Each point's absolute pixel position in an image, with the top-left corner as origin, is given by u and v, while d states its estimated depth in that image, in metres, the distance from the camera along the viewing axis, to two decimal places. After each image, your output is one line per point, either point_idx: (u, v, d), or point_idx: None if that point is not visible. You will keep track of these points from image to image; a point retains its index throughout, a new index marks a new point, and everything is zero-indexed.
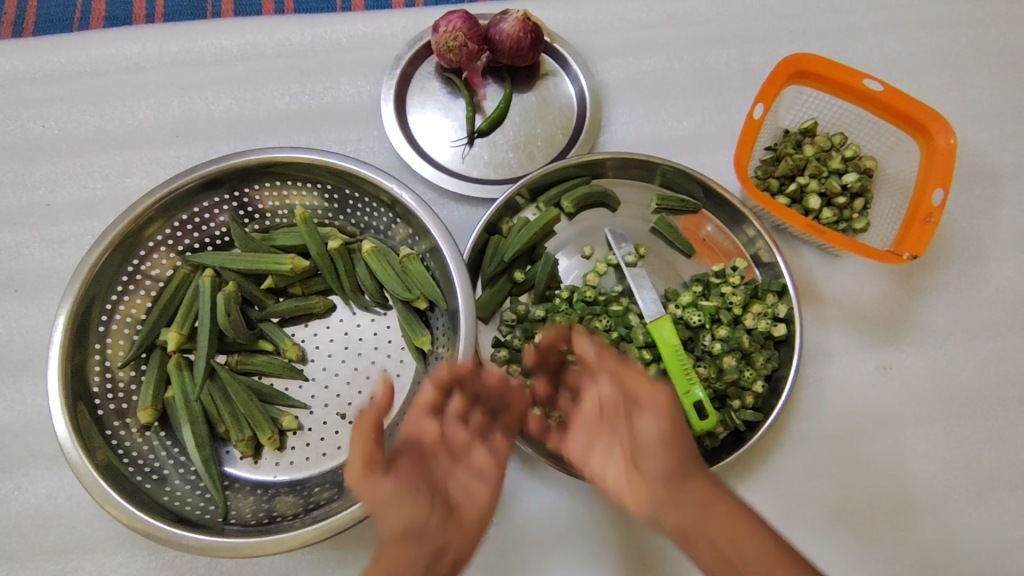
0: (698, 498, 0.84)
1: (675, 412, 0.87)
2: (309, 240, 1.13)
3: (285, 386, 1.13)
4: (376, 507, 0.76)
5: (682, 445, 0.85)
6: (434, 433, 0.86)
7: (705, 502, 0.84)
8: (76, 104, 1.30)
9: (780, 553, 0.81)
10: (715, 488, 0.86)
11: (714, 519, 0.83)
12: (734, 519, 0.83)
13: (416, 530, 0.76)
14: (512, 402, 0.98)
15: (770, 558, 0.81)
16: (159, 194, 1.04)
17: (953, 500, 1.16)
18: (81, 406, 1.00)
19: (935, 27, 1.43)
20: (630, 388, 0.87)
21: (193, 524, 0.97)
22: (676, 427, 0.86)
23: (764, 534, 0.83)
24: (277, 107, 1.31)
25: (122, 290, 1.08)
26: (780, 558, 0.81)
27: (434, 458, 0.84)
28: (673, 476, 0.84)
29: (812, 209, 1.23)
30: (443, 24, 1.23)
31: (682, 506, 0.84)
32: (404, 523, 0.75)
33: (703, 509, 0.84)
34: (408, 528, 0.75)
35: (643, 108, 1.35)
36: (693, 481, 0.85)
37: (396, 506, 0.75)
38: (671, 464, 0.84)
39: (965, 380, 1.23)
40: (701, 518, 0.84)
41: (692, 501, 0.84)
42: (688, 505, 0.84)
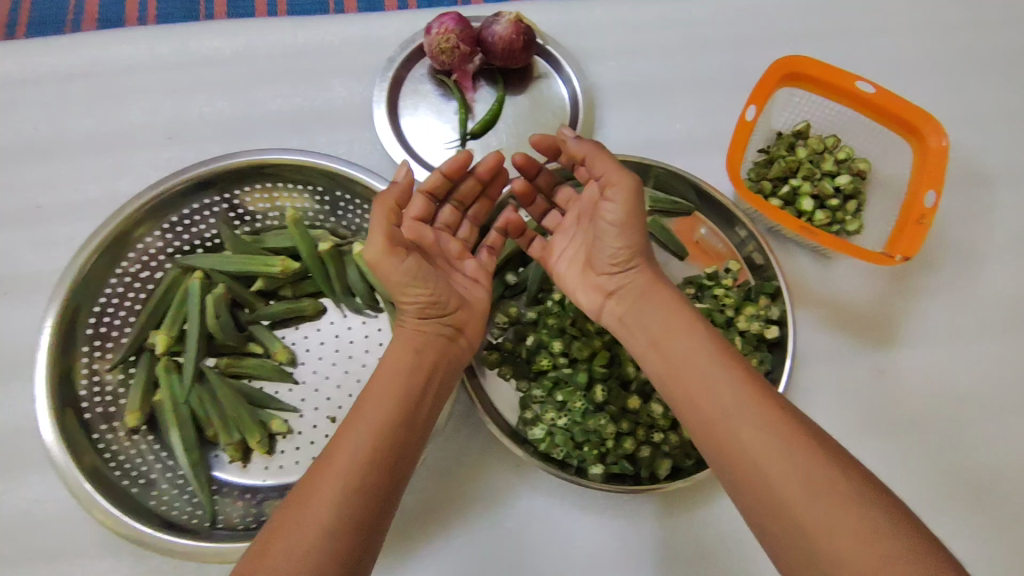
0: (676, 353, 0.92)
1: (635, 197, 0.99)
2: (300, 241, 1.12)
3: (275, 390, 1.12)
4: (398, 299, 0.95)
5: (650, 279, 0.99)
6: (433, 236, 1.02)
7: (686, 355, 0.90)
8: (67, 106, 1.30)
9: (758, 394, 0.84)
10: (695, 333, 0.92)
11: (691, 351, 0.90)
12: (711, 356, 0.89)
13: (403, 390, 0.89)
14: (494, 187, 1.12)
15: (759, 408, 0.82)
16: (148, 197, 1.04)
17: (949, 503, 1.16)
18: (68, 410, 0.99)
19: (928, 30, 1.43)
20: (596, 171, 0.98)
21: (179, 529, 0.97)
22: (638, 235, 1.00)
23: (749, 386, 0.85)
24: (269, 109, 1.31)
25: (110, 292, 1.07)
26: (773, 417, 0.81)
27: (436, 256, 1.01)
28: (649, 294, 0.98)
29: (806, 211, 1.22)
30: (435, 26, 1.22)
31: (654, 328, 0.95)
32: (418, 308, 0.94)
33: (689, 371, 0.89)
34: (418, 319, 0.94)
35: (636, 110, 1.35)
36: (674, 333, 0.93)
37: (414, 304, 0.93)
38: (649, 322, 0.96)
39: (959, 382, 1.22)
40: (687, 364, 0.90)
41: (648, 299, 0.98)
42: (651, 319, 0.96)
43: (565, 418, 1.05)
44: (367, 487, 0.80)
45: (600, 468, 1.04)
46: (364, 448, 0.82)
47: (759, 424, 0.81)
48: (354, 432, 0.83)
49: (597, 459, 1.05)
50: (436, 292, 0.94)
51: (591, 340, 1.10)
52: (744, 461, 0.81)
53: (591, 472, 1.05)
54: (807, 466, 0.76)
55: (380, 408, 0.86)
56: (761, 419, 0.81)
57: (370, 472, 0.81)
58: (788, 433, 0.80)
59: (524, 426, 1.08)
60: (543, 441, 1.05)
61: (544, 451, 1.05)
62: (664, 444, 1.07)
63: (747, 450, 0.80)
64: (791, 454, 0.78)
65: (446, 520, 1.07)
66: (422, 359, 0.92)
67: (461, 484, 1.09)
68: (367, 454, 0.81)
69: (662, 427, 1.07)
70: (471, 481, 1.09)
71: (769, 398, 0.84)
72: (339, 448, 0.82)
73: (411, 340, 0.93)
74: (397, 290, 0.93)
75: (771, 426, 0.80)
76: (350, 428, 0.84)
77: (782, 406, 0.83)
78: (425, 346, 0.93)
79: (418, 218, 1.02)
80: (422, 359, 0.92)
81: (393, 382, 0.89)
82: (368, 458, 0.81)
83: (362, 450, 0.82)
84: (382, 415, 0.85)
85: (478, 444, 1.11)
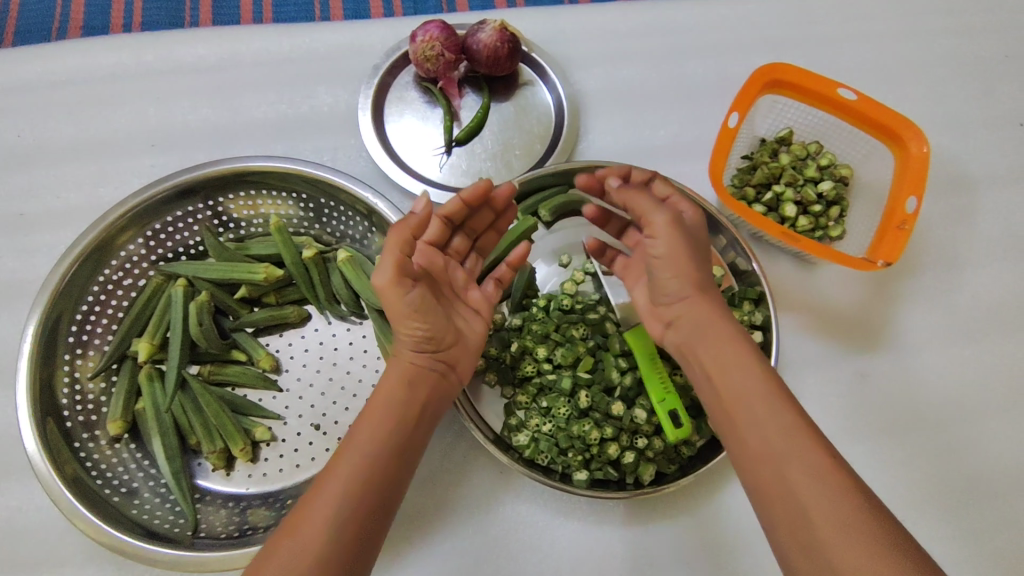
0: (732, 385, 0.86)
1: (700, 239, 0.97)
2: (283, 248, 1.13)
3: (258, 397, 1.12)
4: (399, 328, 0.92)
5: (714, 311, 0.92)
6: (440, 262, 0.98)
7: (745, 389, 0.85)
8: (51, 113, 1.29)
9: (808, 435, 0.80)
10: (756, 367, 0.87)
11: (751, 387, 0.85)
12: (768, 393, 0.84)
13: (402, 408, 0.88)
14: (502, 222, 1.13)
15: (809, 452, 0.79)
16: (130, 204, 1.03)
17: (931, 507, 1.16)
18: (49, 420, 0.99)
19: (909, 38, 1.44)
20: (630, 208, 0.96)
21: (161, 538, 0.97)
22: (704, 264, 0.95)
23: (801, 427, 0.81)
24: (254, 116, 1.31)
25: (93, 300, 1.07)
26: (827, 465, 0.78)
27: (445, 285, 0.98)
28: (713, 329, 0.91)
29: (788, 217, 1.23)
30: (420, 33, 1.23)
31: (716, 356, 0.89)
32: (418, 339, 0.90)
33: (744, 408, 0.84)
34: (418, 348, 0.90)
35: (620, 117, 1.36)
36: (733, 367, 0.87)
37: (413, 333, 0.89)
38: (708, 350, 0.90)
39: (941, 387, 1.23)
40: (743, 403, 0.85)
41: (716, 335, 0.90)
42: (709, 347, 0.90)
43: (549, 424, 1.07)
44: (370, 503, 0.81)
45: (584, 474, 1.04)
46: (364, 465, 0.83)
47: (812, 470, 0.77)
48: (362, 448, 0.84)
49: (581, 466, 1.06)
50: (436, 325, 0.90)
51: (574, 346, 1.10)
52: (793, 507, 0.77)
53: (576, 478, 1.05)
54: (853, 526, 0.73)
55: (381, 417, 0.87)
56: (815, 467, 0.77)
57: (370, 484, 0.82)
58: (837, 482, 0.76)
59: (510, 432, 1.09)
60: (528, 447, 1.06)
61: (529, 457, 1.07)
62: (648, 450, 1.07)
63: (797, 499, 0.76)
64: (840, 507, 0.74)
65: (431, 527, 1.07)
66: (417, 391, 0.90)
67: (446, 491, 1.09)
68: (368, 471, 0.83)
69: (646, 433, 1.07)
70: (455, 488, 1.09)
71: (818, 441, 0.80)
72: (342, 465, 0.83)
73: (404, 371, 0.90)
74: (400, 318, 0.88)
75: (824, 477, 0.76)
76: (354, 442, 0.85)
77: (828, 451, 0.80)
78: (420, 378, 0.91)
79: (430, 243, 1.00)
80: (415, 392, 0.90)
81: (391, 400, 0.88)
82: (369, 469, 0.83)
83: (364, 466, 0.83)
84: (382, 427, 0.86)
85: (462, 451, 1.11)
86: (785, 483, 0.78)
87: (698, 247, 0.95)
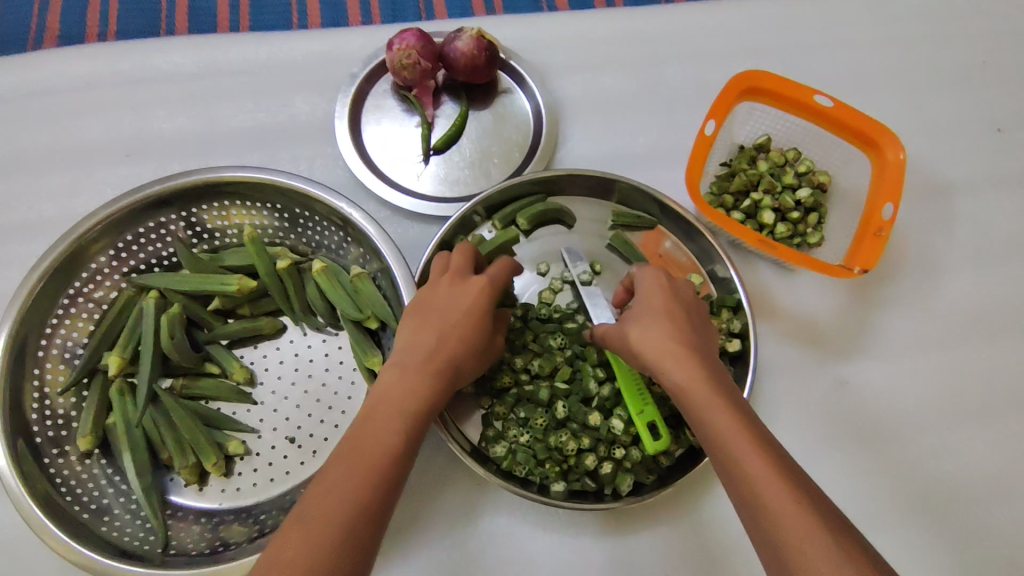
0: (702, 430, 0.79)
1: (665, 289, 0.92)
2: (257, 260, 1.11)
3: (233, 411, 1.11)
4: (467, 338, 0.89)
5: (680, 350, 0.84)
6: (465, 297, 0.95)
7: (713, 434, 0.77)
8: (24, 123, 1.28)
9: (781, 478, 0.72)
10: (721, 406, 0.78)
11: (718, 432, 0.77)
12: (733, 436, 0.76)
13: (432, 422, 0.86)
14: None
15: (777, 499, 0.71)
16: (102, 215, 1.02)
17: (911, 514, 1.16)
18: (20, 442, 0.97)
19: (887, 44, 1.45)
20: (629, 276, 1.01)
21: (131, 556, 0.95)
22: (673, 314, 0.89)
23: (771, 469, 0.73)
24: (230, 125, 1.30)
25: (63, 313, 1.05)
26: (797, 512, 0.70)
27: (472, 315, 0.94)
28: (676, 374, 0.82)
29: (766, 224, 1.22)
30: (397, 41, 1.22)
31: (682, 404, 0.81)
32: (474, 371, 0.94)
33: (717, 457, 0.77)
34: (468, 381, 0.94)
35: (599, 124, 1.35)
36: (698, 412, 0.79)
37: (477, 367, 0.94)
38: (675, 399, 0.83)
39: (921, 393, 1.23)
40: (714, 451, 0.78)
41: (676, 384, 0.81)
42: (673, 394, 0.83)
43: (527, 435, 1.06)
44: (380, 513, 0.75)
45: (561, 485, 1.05)
46: (394, 475, 0.77)
47: (778, 521, 0.70)
48: (383, 453, 0.77)
49: (559, 477, 1.05)
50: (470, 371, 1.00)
51: (552, 356, 1.10)
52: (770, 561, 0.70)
53: (554, 490, 1.05)
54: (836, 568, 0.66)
55: (417, 425, 0.82)
56: (784, 519, 0.70)
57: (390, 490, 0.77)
58: (811, 531, 0.68)
59: (487, 443, 1.07)
60: (505, 459, 1.05)
61: (506, 468, 1.05)
62: (625, 460, 1.07)
63: (772, 555, 0.70)
64: (813, 563, 0.67)
65: (407, 541, 1.06)
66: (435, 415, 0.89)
67: (423, 503, 1.08)
68: (390, 482, 0.76)
69: (623, 443, 1.07)
70: (432, 501, 1.08)
71: (794, 484, 0.72)
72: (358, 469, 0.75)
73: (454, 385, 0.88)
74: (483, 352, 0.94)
75: (792, 530, 0.69)
76: (376, 443, 0.78)
77: (806, 495, 0.71)
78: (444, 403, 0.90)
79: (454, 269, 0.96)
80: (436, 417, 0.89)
81: (432, 407, 0.84)
82: (394, 480, 0.77)
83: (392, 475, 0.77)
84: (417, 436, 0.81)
85: (439, 463, 1.09)
86: (760, 539, 0.71)
87: (658, 303, 0.90)
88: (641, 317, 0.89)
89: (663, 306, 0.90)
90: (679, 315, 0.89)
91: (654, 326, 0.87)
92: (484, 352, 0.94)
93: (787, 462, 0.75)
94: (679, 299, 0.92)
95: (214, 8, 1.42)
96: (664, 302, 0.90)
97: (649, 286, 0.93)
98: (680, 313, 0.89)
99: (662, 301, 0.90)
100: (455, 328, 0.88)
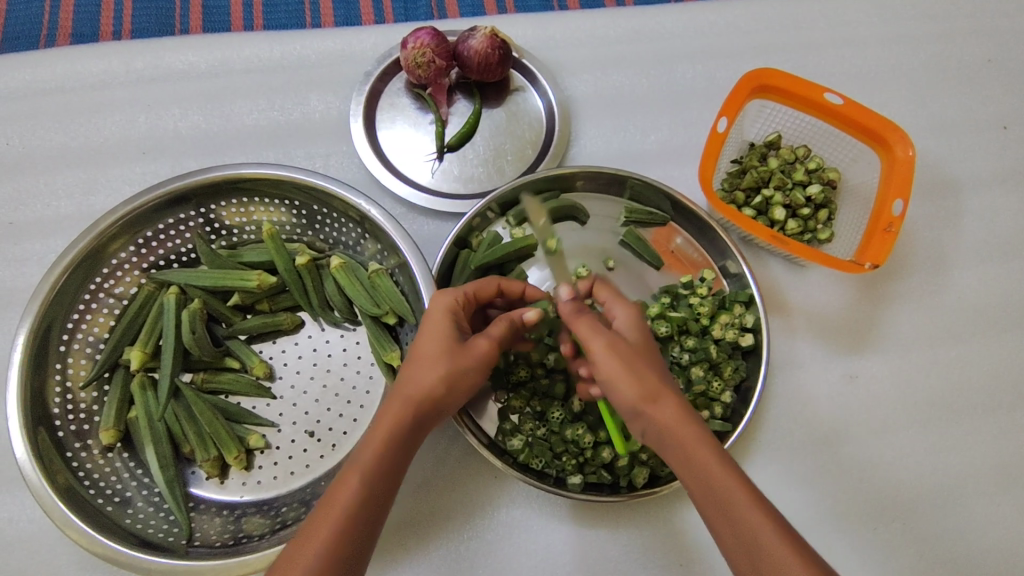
0: (700, 482, 0.78)
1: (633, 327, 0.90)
2: (276, 255, 1.12)
3: (252, 405, 1.12)
4: (424, 357, 0.86)
5: (677, 402, 0.82)
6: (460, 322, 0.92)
7: (714, 485, 0.77)
8: (41, 121, 1.29)
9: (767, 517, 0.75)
10: (721, 458, 0.79)
11: (720, 483, 0.77)
12: (736, 490, 0.76)
13: (406, 445, 0.83)
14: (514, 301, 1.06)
15: (780, 554, 0.73)
16: (122, 211, 1.03)
17: (920, 506, 1.18)
18: (40, 429, 0.98)
19: (894, 42, 1.46)
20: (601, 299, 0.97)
21: (155, 547, 0.96)
22: (654, 360, 0.86)
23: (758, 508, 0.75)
24: (245, 123, 1.31)
25: (84, 308, 1.06)
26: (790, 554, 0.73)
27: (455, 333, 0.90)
28: (682, 424, 0.80)
29: (777, 220, 1.24)
30: (411, 40, 1.23)
31: (683, 454, 0.79)
32: (452, 375, 0.86)
33: (715, 508, 0.77)
34: (450, 389, 0.86)
35: (610, 122, 1.37)
36: (701, 463, 0.78)
37: (452, 371, 0.86)
38: (669, 446, 0.80)
39: (929, 387, 1.25)
40: (712, 502, 0.77)
41: (683, 433, 0.79)
42: (672, 443, 0.80)
43: (543, 428, 1.09)
44: (358, 549, 0.77)
45: (578, 477, 1.06)
46: (367, 508, 0.78)
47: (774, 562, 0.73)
48: (352, 488, 0.78)
49: (575, 469, 1.07)
50: (476, 384, 0.92)
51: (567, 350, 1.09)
52: None
53: (570, 482, 1.06)
54: None
55: (387, 451, 0.81)
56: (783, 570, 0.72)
57: (365, 521, 0.78)
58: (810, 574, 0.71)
59: (504, 436, 1.09)
60: (522, 451, 1.07)
61: (523, 461, 1.07)
62: (643, 453, 1.06)
63: None
64: None
65: (427, 534, 1.07)
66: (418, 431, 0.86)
67: (441, 496, 1.09)
68: (362, 516, 0.78)
69: None
70: (450, 494, 1.10)
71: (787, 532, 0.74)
72: (334, 507, 0.77)
73: (418, 397, 0.84)
74: (447, 354, 0.86)
75: None
76: (346, 481, 0.79)
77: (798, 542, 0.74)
78: (423, 419, 0.86)
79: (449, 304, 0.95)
80: (417, 433, 0.85)
81: (394, 434, 0.82)
82: (368, 508, 0.78)
83: (364, 507, 0.78)
84: (385, 460, 0.81)
85: (457, 457, 1.11)
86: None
87: (640, 349, 0.86)
88: (633, 361, 0.83)
89: (645, 350, 0.86)
90: (658, 363, 0.87)
91: (649, 373, 0.83)
92: (454, 356, 0.86)
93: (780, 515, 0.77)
94: (653, 345, 0.90)
95: (227, 7, 1.42)
96: (645, 346, 0.87)
97: (630, 325, 0.90)
98: (658, 360, 0.87)
99: (642, 343, 0.88)
100: (413, 358, 0.87)
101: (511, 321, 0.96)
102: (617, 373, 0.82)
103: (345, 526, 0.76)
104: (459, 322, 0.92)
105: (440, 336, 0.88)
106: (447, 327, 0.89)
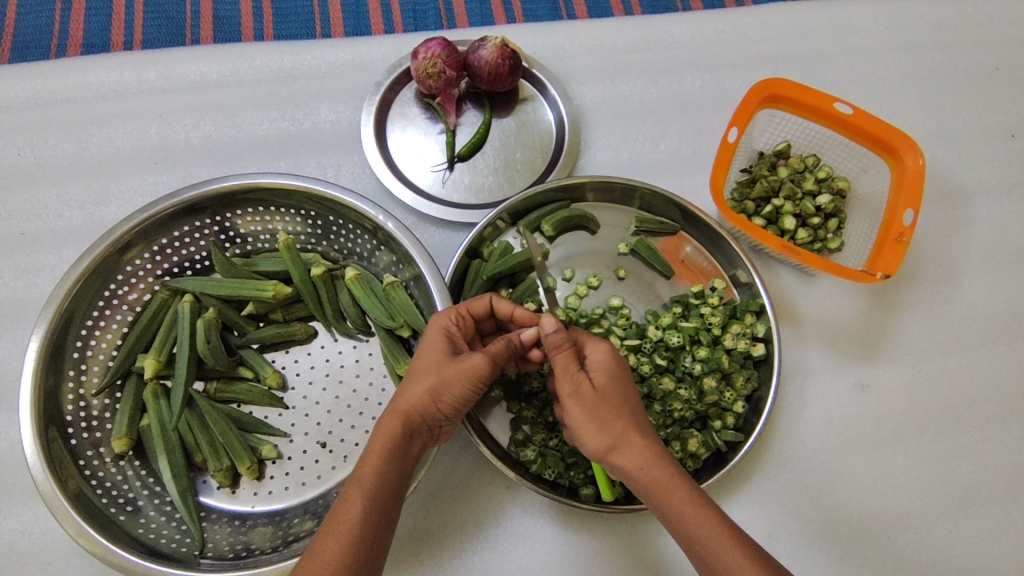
0: (676, 526, 0.80)
1: (614, 371, 0.88)
2: (292, 266, 1.13)
3: (264, 414, 1.13)
4: (414, 372, 0.89)
5: (645, 446, 0.83)
6: (454, 341, 0.92)
7: (688, 529, 0.79)
8: (52, 132, 1.29)
9: (744, 551, 0.76)
10: (694, 501, 0.80)
11: (694, 524, 0.79)
12: (709, 532, 0.78)
13: (402, 457, 0.84)
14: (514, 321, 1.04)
15: None
16: (138, 219, 1.03)
17: (934, 516, 1.18)
18: (53, 434, 0.98)
19: (902, 51, 1.47)
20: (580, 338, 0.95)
21: (167, 558, 0.96)
22: (626, 403, 0.86)
23: (734, 542, 0.77)
24: (257, 133, 1.32)
25: (97, 316, 1.06)
26: None
27: (445, 353, 0.90)
28: (647, 471, 0.82)
29: (788, 229, 1.25)
30: (422, 51, 1.23)
31: (654, 500, 0.81)
32: (437, 386, 0.87)
33: (695, 552, 0.79)
34: (437, 400, 0.87)
35: (620, 132, 1.37)
36: (674, 508, 0.80)
37: (437, 381, 0.87)
38: (642, 493, 0.83)
39: (942, 397, 1.25)
40: (692, 547, 0.79)
41: (648, 480, 0.81)
42: (643, 488, 0.82)
43: (555, 438, 1.09)
44: (369, 559, 0.76)
45: (590, 489, 1.06)
46: (371, 519, 0.78)
47: None
48: (354, 502, 0.78)
49: (587, 480, 1.07)
50: (471, 396, 0.90)
51: None
52: None
53: (583, 493, 1.07)
54: None
55: (382, 465, 0.81)
56: None
57: (372, 535, 0.77)
58: None
59: (517, 447, 1.09)
60: (535, 462, 1.06)
61: (535, 472, 1.06)
62: None
63: None
64: None
65: (439, 545, 1.07)
66: (411, 445, 0.86)
67: (455, 508, 1.09)
68: (367, 528, 0.77)
69: None
70: (463, 506, 1.10)
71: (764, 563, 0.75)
72: (336, 522, 0.77)
73: (408, 412, 0.85)
74: (435, 366, 0.88)
75: None
76: (348, 496, 0.79)
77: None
78: (415, 434, 0.86)
79: (446, 326, 0.93)
80: (410, 447, 0.85)
81: (389, 447, 0.83)
82: (372, 520, 0.78)
83: (367, 518, 0.77)
84: (381, 473, 0.81)
85: (469, 468, 1.11)
86: None
87: (611, 391, 0.86)
88: (597, 410, 0.85)
89: (614, 396, 0.86)
90: (629, 402, 0.87)
91: (615, 421, 0.84)
92: (440, 367, 0.87)
93: (762, 550, 0.77)
94: (626, 384, 0.88)
95: (237, 17, 1.41)
96: (615, 389, 0.87)
97: (602, 366, 0.88)
98: (629, 399, 0.87)
99: (611, 388, 0.86)
100: (408, 374, 0.90)
101: (510, 340, 0.93)
102: (584, 424, 0.85)
103: (351, 540, 0.76)
104: (456, 338, 0.93)
105: (431, 352, 0.90)
106: (440, 342, 0.91)
